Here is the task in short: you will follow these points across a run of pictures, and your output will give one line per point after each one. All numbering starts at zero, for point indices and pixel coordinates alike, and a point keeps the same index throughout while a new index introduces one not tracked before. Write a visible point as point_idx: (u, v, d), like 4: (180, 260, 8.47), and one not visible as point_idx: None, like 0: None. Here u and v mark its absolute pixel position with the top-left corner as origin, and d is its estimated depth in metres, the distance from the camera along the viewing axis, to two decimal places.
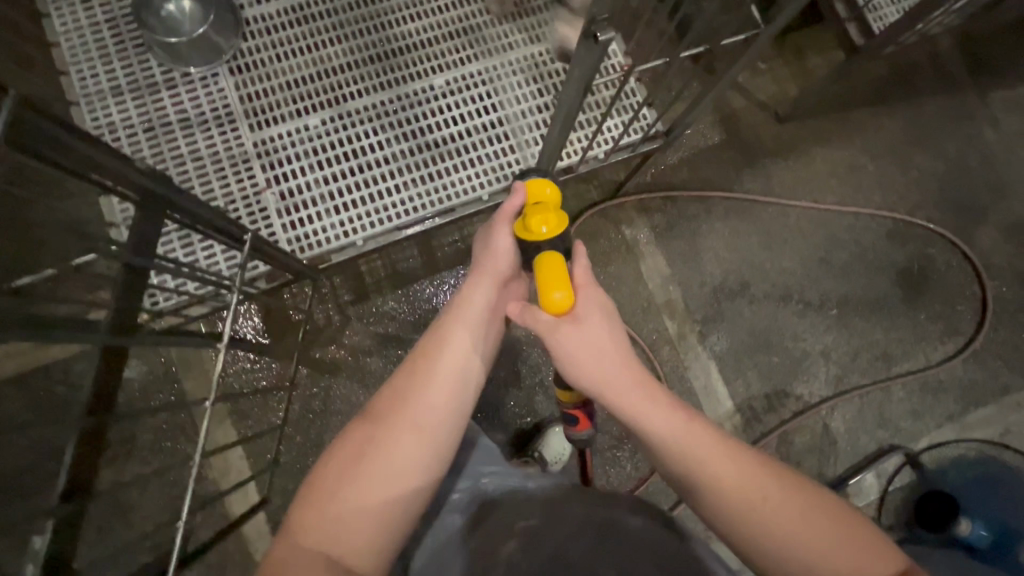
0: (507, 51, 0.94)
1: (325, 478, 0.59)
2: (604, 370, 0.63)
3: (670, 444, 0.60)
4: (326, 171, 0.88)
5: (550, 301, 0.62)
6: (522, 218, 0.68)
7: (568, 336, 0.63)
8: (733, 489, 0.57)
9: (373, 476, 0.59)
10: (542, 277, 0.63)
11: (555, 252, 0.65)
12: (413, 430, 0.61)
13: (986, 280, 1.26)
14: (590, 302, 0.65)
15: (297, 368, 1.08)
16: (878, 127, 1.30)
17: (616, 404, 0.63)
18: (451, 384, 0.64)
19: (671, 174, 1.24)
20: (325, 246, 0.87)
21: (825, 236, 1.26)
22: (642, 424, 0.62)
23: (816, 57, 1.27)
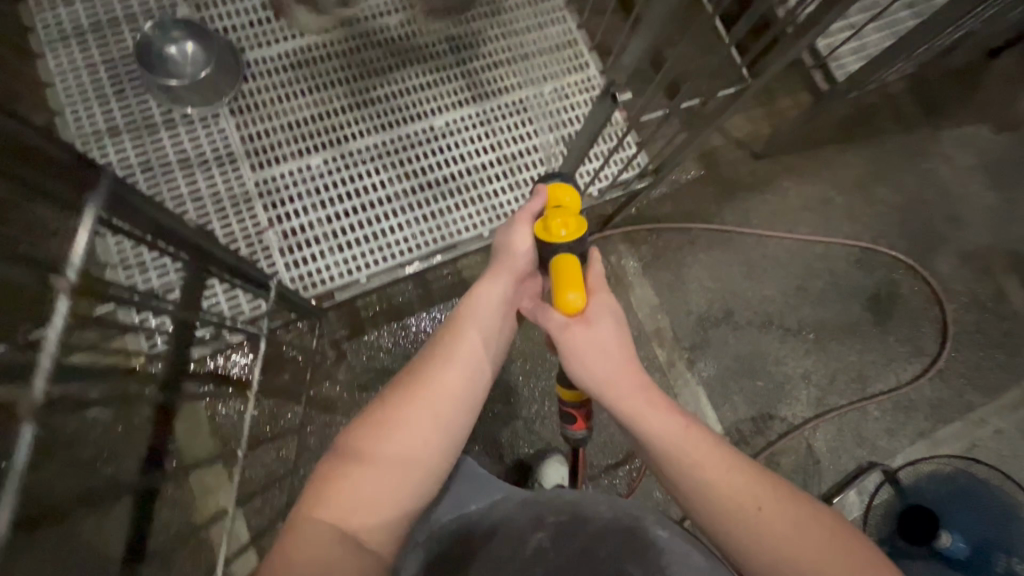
0: (503, 94, 1.00)
1: (341, 460, 0.62)
2: (607, 372, 0.65)
3: (669, 447, 0.62)
4: (329, 210, 0.93)
5: (564, 301, 0.64)
6: (541, 220, 0.69)
7: (576, 338, 0.65)
8: (726, 496, 0.59)
9: (388, 460, 0.61)
10: (559, 277, 0.65)
11: (572, 255, 0.67)
12: (428, 419, 0.63)
13: (946, 304, 1.35)
14: (600, 307, 0.68)
15: (292, 406, 1.07)
16: (843, 163, 1.39)
17: (617, 406, 0.64)
18: (466, 375, 0.66)
19: (656, 207, 1.30)
20: (327, 284, 0.91)
21: (801, 265, 1.33)
22: (643, 426, 0.63)
23: (786, 98, 1.36)
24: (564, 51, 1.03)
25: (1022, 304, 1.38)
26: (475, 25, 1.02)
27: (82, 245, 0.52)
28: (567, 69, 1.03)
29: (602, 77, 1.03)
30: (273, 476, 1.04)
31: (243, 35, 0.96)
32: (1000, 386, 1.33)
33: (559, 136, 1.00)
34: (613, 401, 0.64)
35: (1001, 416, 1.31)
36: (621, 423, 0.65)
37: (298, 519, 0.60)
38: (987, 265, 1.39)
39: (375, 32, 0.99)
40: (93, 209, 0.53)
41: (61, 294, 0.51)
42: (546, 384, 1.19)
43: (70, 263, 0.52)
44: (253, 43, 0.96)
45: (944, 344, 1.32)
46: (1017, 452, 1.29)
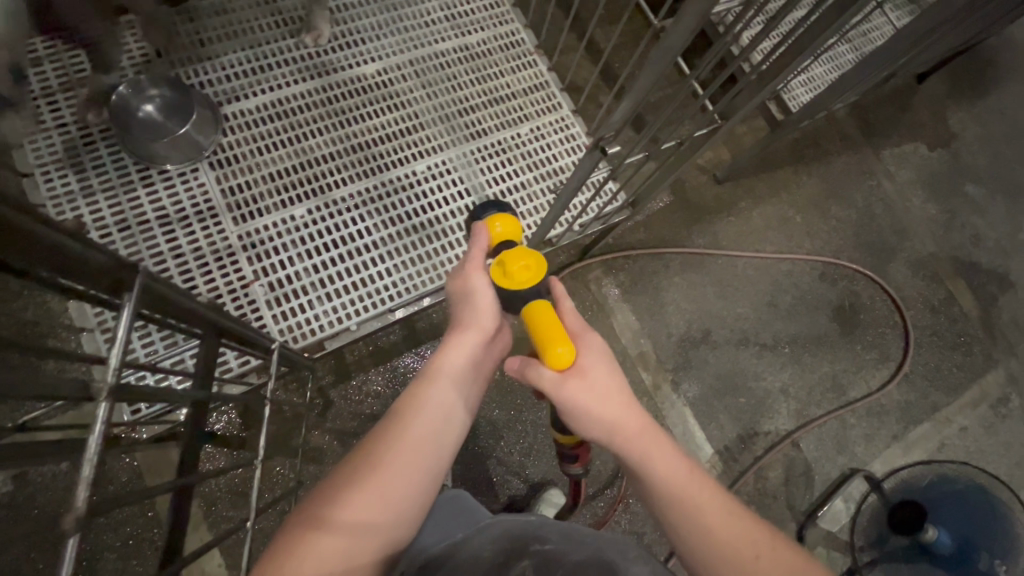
0: (482, 136, 1.03)
1: (307, 516, 0.57)
2: (610, 418, 0.62)
3: (673, 491, 0.61)
4: (314, 259, 0.92)
5: (553, 355, 0.60)
6: (500, 267, 0.65)
7: (572, 385, 0.61)
8: (729, 546, 0.59)
9: (348, 530, 0.56)
10: (540, 332, 0.61)
11: (542, 301, 0.63)
12: (396, 477, 0.59)
13: (904, 310, 1.43)
14: (594, 353, 0.64)
15: (279, 460, 1.04)
16: (799, 183, 1.48)
17: (622, 449, 0.62)
18: (431, 438, 0.62)
19: (630, 235, 1.34)
20: (318, 333, 0.90)
21: (770, 282, 1.39)
22: (649, 472, 0.61)
23: (743, 126, 1.45)
24: (537, 93, 1.07)
25: (970, 306, 1.48)
26: (450, 71, 1.05)
27: (118, 342, 0.48)
28: (541, 110, 1.07)
29: (575, 117, 1.07)
30: (261, 536, 1.00)
31: (219, 90, 0.97)
32: (959, 385, 1.41)
33: (539, 175, 1.03)
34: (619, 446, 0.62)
35: (963, 413, 1.39)
36: (628, 468, 0.63)
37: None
38: (937, 272, 1.49)
39: (351, 81, 1.01)
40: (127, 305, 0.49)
41: (101, 399, 0.47)
42: (537, 416, 1.19)
43: (108, 364, 0.48)
44: (228, 97, 0.97)
45: (906, 347, 1.40)
46: (981, 446, 1.38)
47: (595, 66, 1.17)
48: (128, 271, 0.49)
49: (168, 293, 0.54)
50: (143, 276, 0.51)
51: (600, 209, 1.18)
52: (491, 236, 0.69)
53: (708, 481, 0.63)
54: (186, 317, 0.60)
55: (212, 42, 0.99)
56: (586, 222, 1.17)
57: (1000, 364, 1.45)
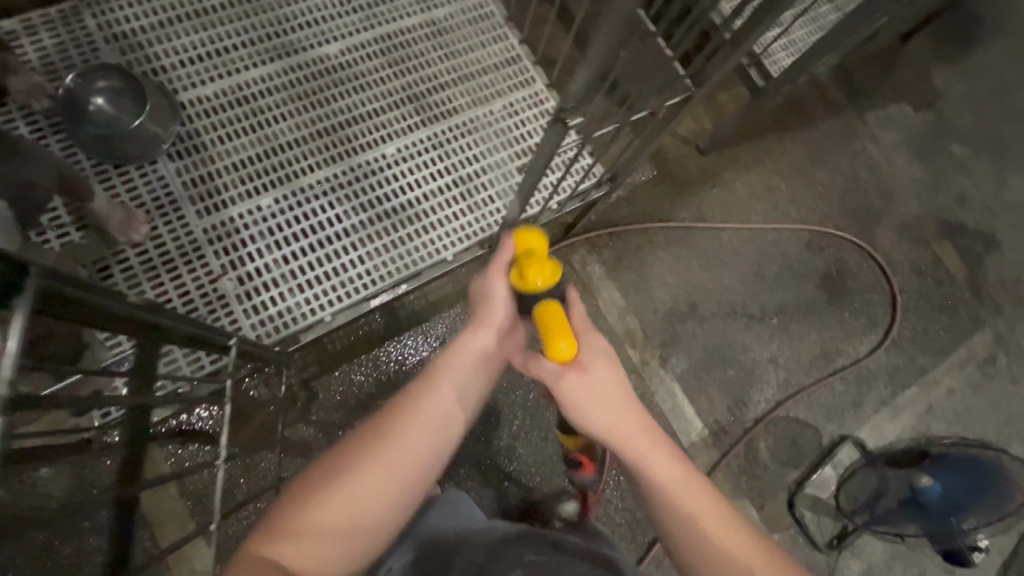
0: (453, 115, 0.99)
1: (287, 507, 0.58)
2: (611, 418, 0.63)
3: (671, 498, 0.62)
4: (284, 250, 0.90)
5: (555, 350, 0.60)
6: (518, 267, 0.64)
7: (570, 379, 0.62)
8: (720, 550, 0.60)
9: (336, 518, 0.58)
10: (545, 328, 0.61)
11: (553, 301, 0.63)
12: (381, 479, 0.60)
13: (891, 275, 1.43)
14: (593, 350, 0.65)
15: (265, 454, 1.03)
16: (783, 150, 1.46)
17: (625, 453, 0.63)
18: (428, 434, 0.62)
19: (614, 211, 1.31)
20: (292, 326, 0.88)
21: (756, 253, 1.38)
22: (650, 473, 0.62)
23: (724, 94, 1.42)
24: (510, 68, 1.04)
25: (955, 267, 1.48)
26: (417, 48, 1.01)
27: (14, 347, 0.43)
28: (514, 85, 1.03)
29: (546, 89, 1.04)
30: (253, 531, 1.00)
31: (175, 77, 0.93)
32: (947, 347, 1.42)
33: (514, 153, 1.00)
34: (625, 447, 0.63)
35: (951, 375, 1.40)
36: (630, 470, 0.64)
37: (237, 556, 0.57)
38: (923, 236, 1.49)
39: (314, 62, 0.97)
40: (20, 308, 0.44)
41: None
42: (525, 399, 1.18)
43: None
44: (185, 84, 0.93)
45: (893, 311, 1.40)
46: (968, 406, 1.39)
47: (569, 35, 1.13)
48: (17, 276, 0.45)
49: (79, 294, 0.50)
50: (38, 277, 0.46)
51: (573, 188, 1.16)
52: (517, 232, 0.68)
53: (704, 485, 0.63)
54: (116, 321, 0.58)
55: (162, 27, 0.94)
56: (562, 200, 1.15)
57: (987, 324, 1.45)
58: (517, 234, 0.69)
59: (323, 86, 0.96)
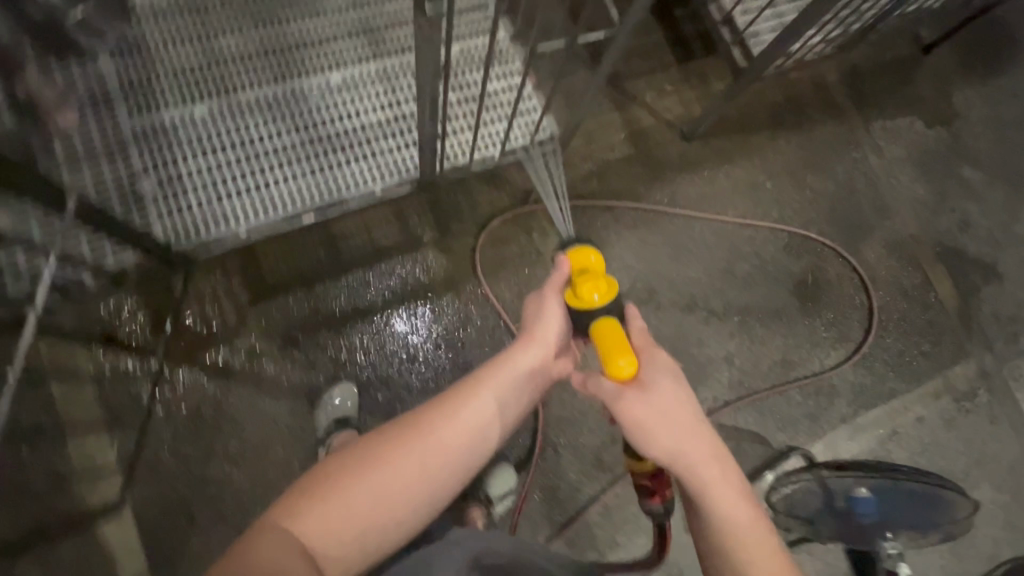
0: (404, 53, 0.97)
1: (326, 480, 0.63)
2: (675, 437, 0.65)
3: (731, 530, 0.61)
4: (211, 162, 0.92)
5: (615, 368, 0.65)
6: (572, 286, 0.72)
7: (633, 398, 0.67)
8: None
9: (366, 492, 0.63)
10: (603, 346, 0.66)
11: (610, 318, 0.69)
12: (415, 462, 0.65)
13: (871, 291, 1.35)
14: (656, 369, 0.69)
15: (186, 371, 1.05)
16: (774, 148, 1.40)
17: (688, 474, 0.64)
18: (467, 430, 0.69)
19: (583, 185, 1.28)
20: (202, 233, 0.91)
21: (726, 248, 1.33)
22: (710, 499, 0.63)
23: (717, 82, 1.37)
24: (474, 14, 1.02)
25: (947, 294, 1.39)
26: None
27: None
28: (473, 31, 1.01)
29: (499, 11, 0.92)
30: (161, 442, 1.02)
31: None
32: (923, 375, 1.33)
33: None
34: (687, 468, 0.64)
35: (923, 404, 1.31)
36: (690, 495, 0.64)
37: (261, 523, 0.60)
38: (915, 256, 1.40)
39: None
40: None
41: None
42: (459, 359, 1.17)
43: None
44: None
45: (869, 329, 1.33)
46: (937, 440, 1.30)
47: None
48: None
49: None
50: None
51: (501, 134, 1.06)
52: (570, 263, 0.74)
53: (763, 521, 0.62)
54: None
55: None
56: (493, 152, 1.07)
57: (971, 357, 1.36)
58: (574, 251, 0.75)
59: (277, 5, 0.96)
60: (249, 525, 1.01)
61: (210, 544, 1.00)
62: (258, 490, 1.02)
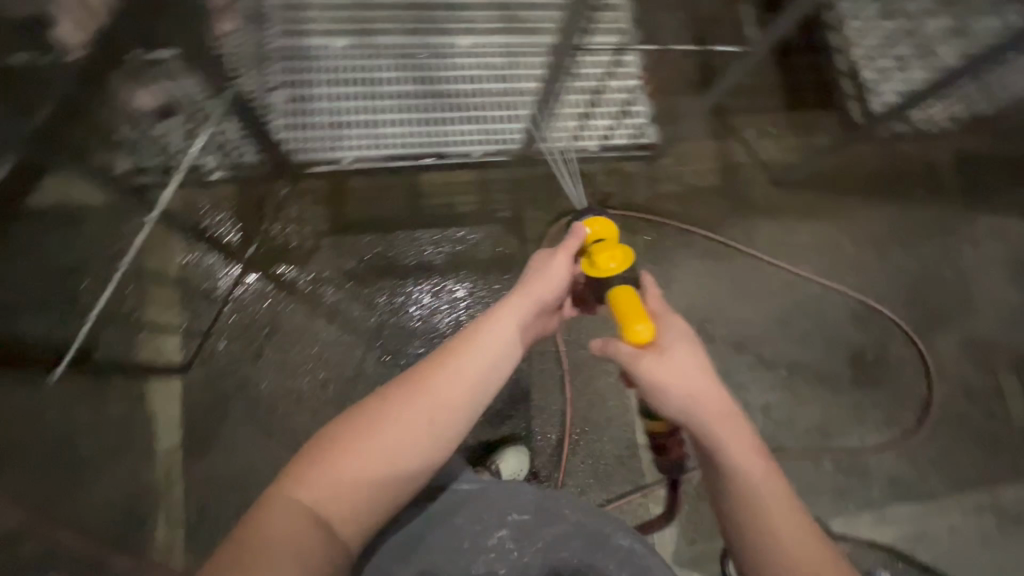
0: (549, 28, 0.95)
1: (331, 444, 0.61)
2: (694, 398, 0.65)
3: (744, 487, 0.62)
4: (340, 91, 1.00)
5: (632, 331, 0.67)
6: (590, 257, 0.75)
7: (649, 359, 0.67)
8: (786, 555, 0.60)
9: (373, 446, 0.61)
10: (620, 310, 0.69)
11: (626, 287, 0.72)
12: (421, 411, 0.63)
13: (933, 383, 1.28)
14: (672, 331, 0.69)
15: (257, 277, 1.12)
16: (865, 215, 1.36)
17: (705, 433, 0.64)
18: (475, 379, 0.67)
19: (662, 202, 1.29)
20: (315, 152, 1.06)
21: (790, 300, 1.30)
22: (724, 457, 0.63)
23: (822, 135, 1.35)
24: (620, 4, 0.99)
25: (1017, 409, 1.30)
26: None
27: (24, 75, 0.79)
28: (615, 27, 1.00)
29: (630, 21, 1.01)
30: (219, 334, 1.10)
31: None
32: (969, 484, 1.25)
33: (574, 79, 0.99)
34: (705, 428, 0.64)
35: (961, 514, 1.23)
36: (707, 455, 0.64)
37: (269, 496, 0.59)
38: (990, 360, 1.32)
39: None
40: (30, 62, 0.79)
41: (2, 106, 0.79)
42: None
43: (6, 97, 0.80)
44: None
45: (920, 422, 1.26)
46: (968, 555, 1.22)
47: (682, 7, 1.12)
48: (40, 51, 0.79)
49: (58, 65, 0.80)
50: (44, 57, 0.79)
51: (603, 129, 1.13)
52: (586, 235, 0.77)
53: (778, 479, 0.62)
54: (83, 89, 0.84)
55: None
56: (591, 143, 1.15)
57: None
58: (590, 221, 0.78)
59: None
60: (275, 429, 1.07)
61: (235, 439, 1.06)
62: (289, 403, 1.08)
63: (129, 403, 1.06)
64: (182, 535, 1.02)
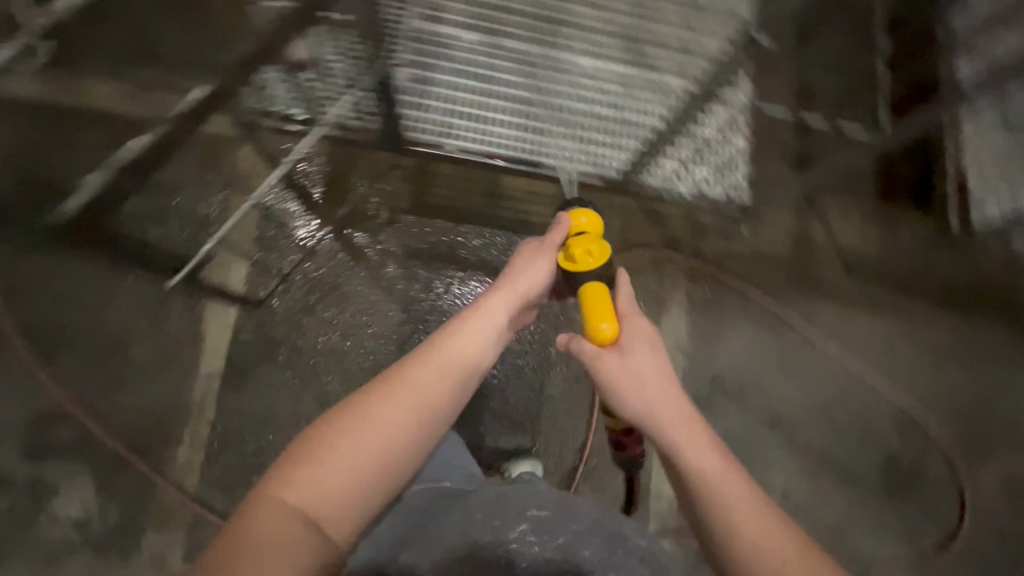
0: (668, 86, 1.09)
1: (309, 449, 0.53)
2: (649, 401, 0.60)
3: (711, 490, 0.53)
4: (459, 80, 1.04)
5: (596, 330, 0.64)
6: (567, 252, 0.71)
7: (610, 360, 0.62)
8: (778, 571, 0.50)
9: (354, 447, 0.54)
10: (587, 307, 0.65)
11: (596, 284, 0.67)
12: (400, 407, 0.56)
13: (963, 512, 1.23)
14: (635, 334, 0.64)
15: (329, 235, 1.16)
16: (932, 323, 1.32)
17: (660, 438, 0.58)
18: (457, 373, 0.61)
19: (729, 259, 1.28)
20: (420, 136, 1.08)
21: (834, 389, 1.27)
22: (682, 464, 0.56)
23: (905, 235, 1.33)
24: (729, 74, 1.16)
25: None
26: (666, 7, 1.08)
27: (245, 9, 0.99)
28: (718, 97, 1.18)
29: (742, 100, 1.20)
30: (280, 279, 1.13)
31: None
32: None
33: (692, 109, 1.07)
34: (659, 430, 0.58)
35: None
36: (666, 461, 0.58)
37: (249, 503, 0.52)
38: None
39: None
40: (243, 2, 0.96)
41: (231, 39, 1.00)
42: (543, 349, 1.20)
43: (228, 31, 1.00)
44: None
45: (941, 549, 1.21)
46: None
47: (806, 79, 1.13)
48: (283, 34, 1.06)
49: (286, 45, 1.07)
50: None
51: (701, 180, 1.20)
52: (573, 224, 0.74)
53: (746, 482, 0.55)
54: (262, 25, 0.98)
55: None
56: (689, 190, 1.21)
57: None
58: (573, 213, 0.75)
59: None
60: (308, 381, 1.09)
61: (272, 380, 1.09)
62: (330, 360, 1.11)
63: (179, 321, 1.09)
64: (201, 458, 1.04)
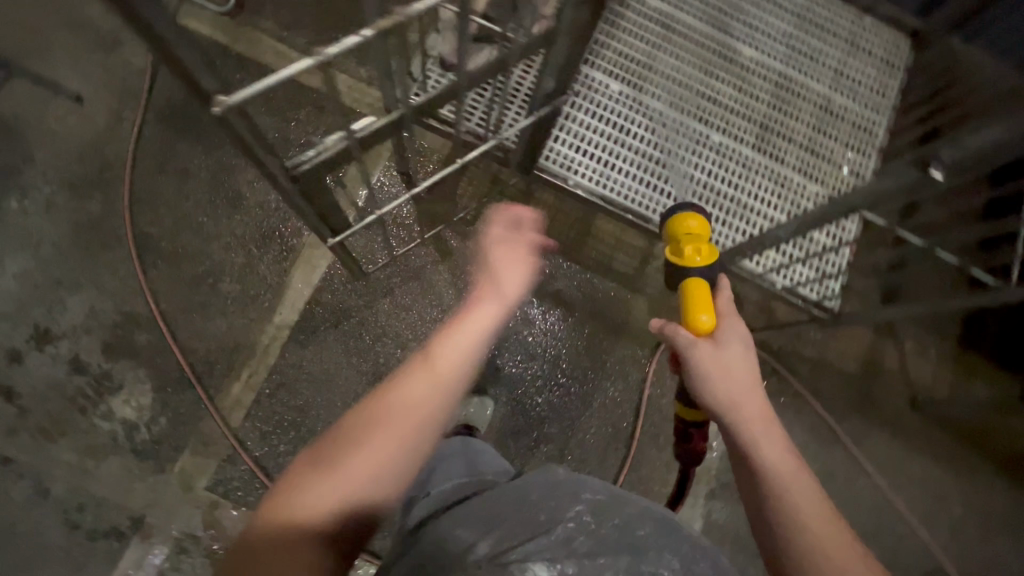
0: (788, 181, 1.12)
1: (319, 456, 0.57)
2: (735, 390, 0.66)
3: (776, 469, 0.61)
4: (598, 124, 1.08)
5: (695, 321, 0.71)
6: (675, 249, 0.81)
7: (705, 347, 0.69)
8: (822, 548, 0.57)
9: (369, 443, 0.57)
10: (689, 301, 0.73)
11: (697, 280, 0.76)
12: (407, 401, 0.60)
13: None
14: (731, 331, 0.71)
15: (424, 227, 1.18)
16: (988, 486, 1.26)
17: (739, 421, 0.65)
18: (455, 367, 0.63)
19: (794, 359, 1.27)
20: (551, 161, 1.06)
21: (869, 519, 1.23)
22: (755, 445, 0.63)
23: (982, 389, 1.28)
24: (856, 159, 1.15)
25: None
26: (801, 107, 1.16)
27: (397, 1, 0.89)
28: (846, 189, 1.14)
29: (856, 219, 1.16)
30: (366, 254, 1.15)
31: None
32: None
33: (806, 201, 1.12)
34: (736, 414, 0.65)
35: None
36: (735, 444, 0.64)
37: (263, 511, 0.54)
38: None
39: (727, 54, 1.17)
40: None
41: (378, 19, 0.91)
42: (592, 394, 1.18)
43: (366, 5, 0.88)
44: None
45: None
46: None
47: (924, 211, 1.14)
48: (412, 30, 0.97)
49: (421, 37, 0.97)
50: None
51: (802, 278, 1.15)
52: (681, 226, 0.81)
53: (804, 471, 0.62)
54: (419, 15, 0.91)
55: None
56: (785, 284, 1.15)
57: None
58: (682, 213, 0.83)
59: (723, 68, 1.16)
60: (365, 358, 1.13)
61: (333, 350, 1.12)
62: (391, 346, 1.13)
63: (265, 268, 1.14)
64: (249, 403, 1.09)
